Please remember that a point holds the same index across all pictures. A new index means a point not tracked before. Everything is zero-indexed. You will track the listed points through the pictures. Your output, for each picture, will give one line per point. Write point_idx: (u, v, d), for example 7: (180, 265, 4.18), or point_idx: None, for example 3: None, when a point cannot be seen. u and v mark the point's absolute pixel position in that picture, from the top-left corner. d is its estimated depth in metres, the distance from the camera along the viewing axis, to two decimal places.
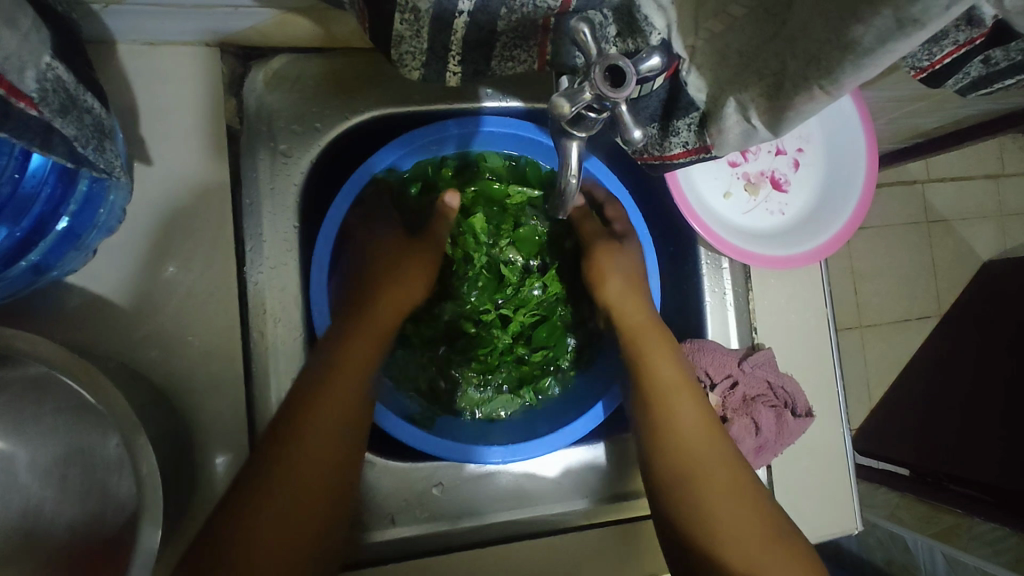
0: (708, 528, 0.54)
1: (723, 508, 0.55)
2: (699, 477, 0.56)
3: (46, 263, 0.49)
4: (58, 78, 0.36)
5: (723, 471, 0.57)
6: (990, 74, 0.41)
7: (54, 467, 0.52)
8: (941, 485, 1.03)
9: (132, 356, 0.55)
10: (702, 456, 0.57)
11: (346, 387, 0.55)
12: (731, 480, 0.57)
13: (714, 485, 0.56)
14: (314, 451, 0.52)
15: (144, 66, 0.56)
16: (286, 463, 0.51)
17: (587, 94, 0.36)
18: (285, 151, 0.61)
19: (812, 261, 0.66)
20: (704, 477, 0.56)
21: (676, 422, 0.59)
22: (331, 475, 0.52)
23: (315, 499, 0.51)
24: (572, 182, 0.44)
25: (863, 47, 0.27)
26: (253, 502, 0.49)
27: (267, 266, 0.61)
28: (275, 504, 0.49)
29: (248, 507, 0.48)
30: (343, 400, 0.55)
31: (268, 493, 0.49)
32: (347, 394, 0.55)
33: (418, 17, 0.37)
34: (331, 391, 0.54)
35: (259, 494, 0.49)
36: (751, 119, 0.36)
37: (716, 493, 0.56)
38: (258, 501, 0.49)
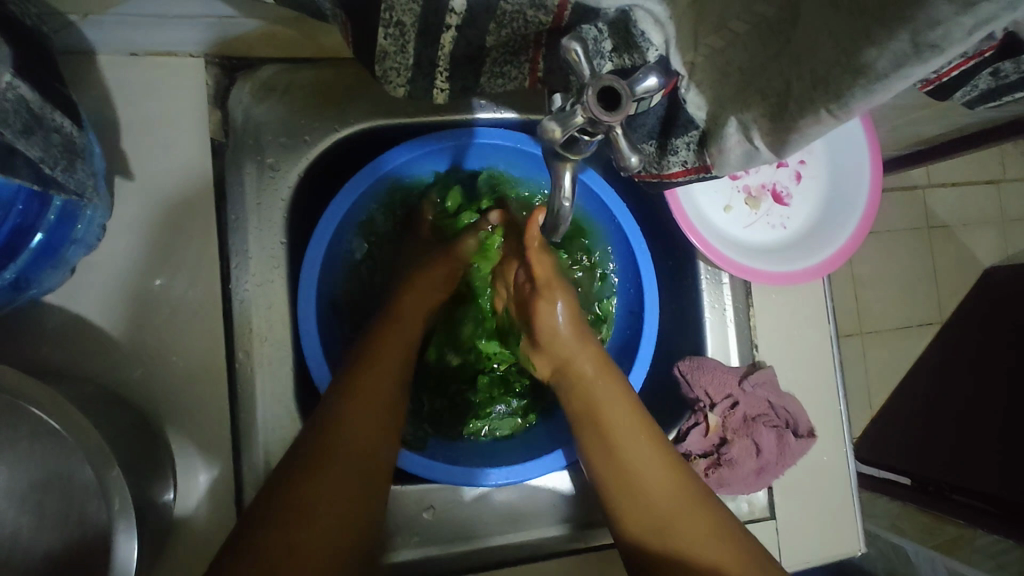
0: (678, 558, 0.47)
1: (687, 530, 0.48)
2: (657, 503, 0.49)
3: (25, 278, 0.47)
4: (22, 97, 0.34)
5: (683, 493, 0.50)
6: (1000, 86, 0.40)
7: (29, 494, 0.50)
8: (943, 495, 0.99)
9: (111, 378, 0.53)
10: (656, 479, 0.50)
11: (373, 402, 0.52)
12: (692, 503, 0.49)
13: (675, 509, 0.49)
14: (347, 458, 0.49)
15: (125, 78, 0.54)
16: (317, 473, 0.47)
17: (581, 117, 0.34)
18: (272, 164, 0.59)
19: (815, 276, 0.64)
20: (663, 504, 0.49)
21: (625, 450, 0.51)
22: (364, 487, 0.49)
23: (346, 509, 0.47)
24: (566, 205, 0.43)
25: (876, 73, 0.26)
26: (282, 517, 0.44)
27: (253, 283, 0.59)
28: (309, 517, 0.45)
29: (272, 520, 0.44)
30: (373, 416, 0.51)
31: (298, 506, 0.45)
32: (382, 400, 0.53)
33: (403, 32, 0.36)
34: (359, 404, 0.51)
35: (285, 506, 0.45)
36: (753, 140, 0.34)
37: (678, 516, 0.49)
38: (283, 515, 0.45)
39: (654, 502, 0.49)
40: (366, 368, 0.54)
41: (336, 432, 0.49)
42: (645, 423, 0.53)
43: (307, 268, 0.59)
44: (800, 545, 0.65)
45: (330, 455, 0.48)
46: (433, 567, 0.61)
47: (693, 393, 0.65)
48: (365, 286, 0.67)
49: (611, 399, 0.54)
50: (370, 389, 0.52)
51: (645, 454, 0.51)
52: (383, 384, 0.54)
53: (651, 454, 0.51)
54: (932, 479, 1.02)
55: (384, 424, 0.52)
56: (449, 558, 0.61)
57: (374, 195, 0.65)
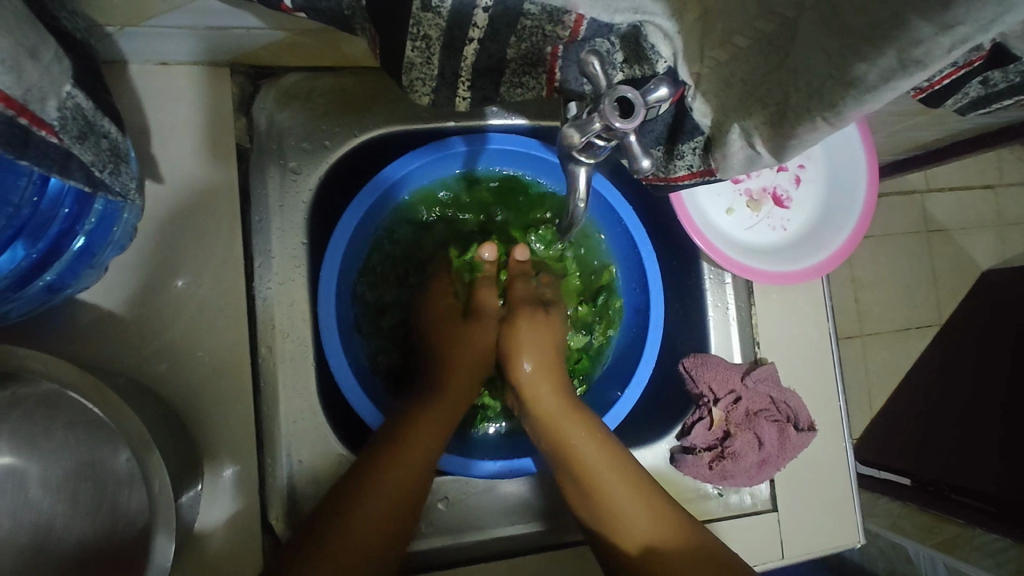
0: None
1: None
2: (636, 531, 0.54)
3: (60, 281, 0.50)
4: (78, 105, 0.37)
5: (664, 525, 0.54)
6: (991, 94, 0.43)
7: (64, 483, 0.53)
8: (942, 495, 1.01)
9: (142, 372, 0.56)
10: (633, 510, 0.55)
11: (420, 436, 0.58)
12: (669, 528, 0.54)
13: (650, 539, 0.53)
14: (387, 484, 0.54)
15: (155, 85, 0.57)
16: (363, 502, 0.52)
17: (598, 125, 0.37)
18: (294, 168, 0.62)
19: (814, 275, 0.67)
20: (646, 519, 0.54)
21: (598, 477, 0.56)
22: (393, 516, 0.53)
23: (383, 536, 0.52)
24: (580, 206, 0.46)
25: (867, 85, 0.29)
26: (336, 534, 0.50)
27: (276, 282, 0.62)
28: (356, 532, 0.51)
29: (336, 520, 0.51)
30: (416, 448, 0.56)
31: (352, 525, 0.51)
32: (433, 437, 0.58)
33: (429, 44, 0.38)
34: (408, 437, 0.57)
35: (340, 525, 0.51)
36: (755, 145, 0.37)
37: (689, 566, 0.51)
38: (337, 532, 0.50)
39: (631, 528, 0.54)
40: (425, 410, 0.60)
41: (382, 466, 0.54)
42: (610, 450, 0.57)
43: (327, 268, 0.61)
44: (801, 536, 0.67)
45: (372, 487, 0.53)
46: (447, 556, 0.63)
47: (696, 389, 0.68)
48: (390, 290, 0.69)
49: (580, 437, 0.58)
50: (426, 431, 0.58)
51: (618, 481, 0.56)
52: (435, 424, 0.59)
53: (624, 477, 0.56)
54: (932, 479, 1.03)
55: (434, 442, 0.58)
56: (463, 547, 0.64)
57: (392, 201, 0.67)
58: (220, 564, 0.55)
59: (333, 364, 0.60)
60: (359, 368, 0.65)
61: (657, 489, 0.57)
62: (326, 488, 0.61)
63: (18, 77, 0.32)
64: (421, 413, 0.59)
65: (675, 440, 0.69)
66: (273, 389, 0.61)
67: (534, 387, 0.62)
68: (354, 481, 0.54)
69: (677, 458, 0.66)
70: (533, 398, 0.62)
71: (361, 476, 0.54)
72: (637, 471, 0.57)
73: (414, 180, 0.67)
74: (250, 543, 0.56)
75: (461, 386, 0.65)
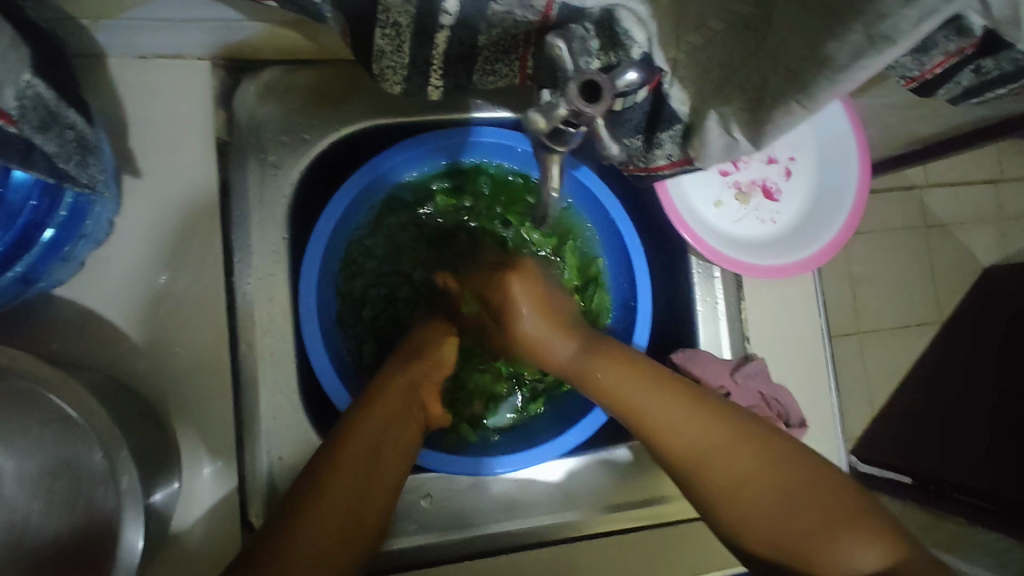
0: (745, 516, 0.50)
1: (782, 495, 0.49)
2: (706, 462, 0.51)
3: (34, 273, 0.49)
4: (39, 94, 0.36)
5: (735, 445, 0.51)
6: (981, 83, 0.42)
7: (40, 481, 0.52)
8: (944, 494, 0.96)
9: (119, 369, 0.55)
10: (694, 444, 0.51)
11: (366, 429, 0.53)
12: (742, 445, 0.51)
13: (725, 464, 0.50)
14: (340, 484, 0.50)
15: (131, 78, 0.56)
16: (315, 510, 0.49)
17: (564, 109, 0.36)
18: (275, 162, 0.62)
19: (804, 270, 0.66)
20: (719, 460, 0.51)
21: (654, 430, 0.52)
22: (359, 519, 0.50)
23: (342, 536, 0.49)
24: (554, 194, 0.45)
25: (837, 64, 0.28)
26: (288, 549, 0.46)
27: (255, 277, 0.61)
28: (305, 552, 0.47)
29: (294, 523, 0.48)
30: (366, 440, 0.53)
31: (296, 545, 0.47)
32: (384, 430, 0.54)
33: (399, 32, 0.38)
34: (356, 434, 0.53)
35: (284, 549, 0.46)
36: (732, 132, 0.36)
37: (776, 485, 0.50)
38: (290, 548, 0.46)
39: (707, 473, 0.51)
40: (377, 401, 0.56)
41: (328, 472, 0.51)
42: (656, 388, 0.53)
43: (308, 264, 0.60)
44: None
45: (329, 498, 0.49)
46: (431, 554, 0.63)
47: None
48: (377, 284, 0.68)
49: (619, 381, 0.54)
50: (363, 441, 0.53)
51: (675, 417, 0.52)
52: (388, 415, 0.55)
53: (683, 418, 0.52)
54: (932, 479, 1.00)
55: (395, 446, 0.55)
56: (447, 545, 0.63)
57: (374, 194, 0.66)
58: (199, 562, 0.55)
59: (315, 361, 0.59)
60: (341, 365, 0.64)
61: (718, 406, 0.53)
62: None
63: None
64: (352, 426, 0.53)
65: None
66: (253, 386, 0.60)
67: (540, 340, 0.58)
68: (308, 484, 0.50)
69: None
70: (543, 354, 0.58)
71: (313, 485, 0.50)
72: (691, 400, 0.52)
73: (398, 174, 0.66)
74: (229, 542, 0.55)
75: (399, 392, 0.58)
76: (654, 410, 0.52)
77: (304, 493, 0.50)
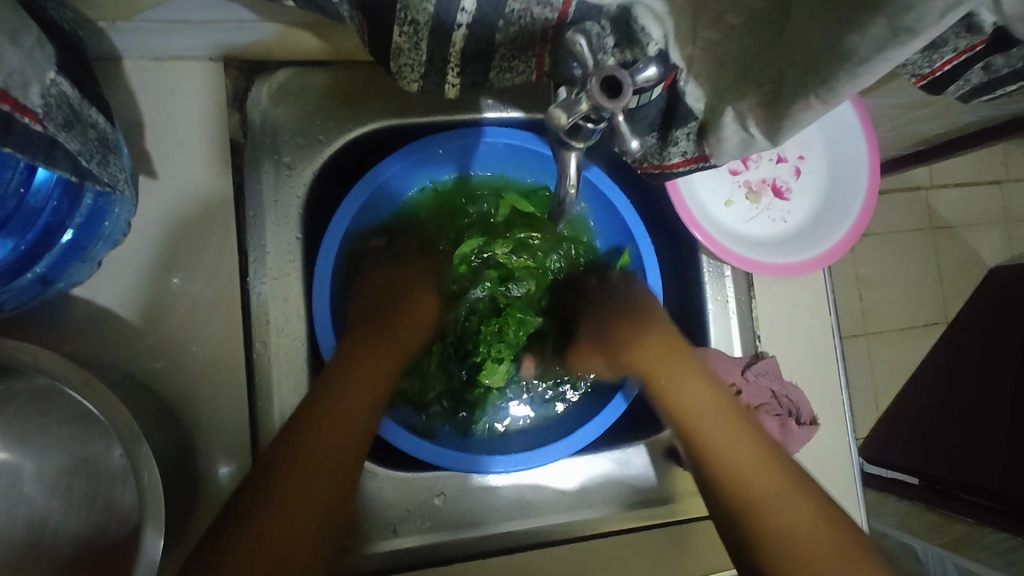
0: (804, 570, 0.47)
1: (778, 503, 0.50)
2: (716, 443, 0.54)
3: (53, 274, 0.50)
4: (62, 93, 0.37)
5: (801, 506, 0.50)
6: (991, 81, 0.43)
7: (58, 480, 0.53)
8: (952, 494, 0.99)
9: (135, 368, 0.55)
10: (764, 486, 0.51)
11: (360, 373, 0.55)
12: (812, 508, 0.50)
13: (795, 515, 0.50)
14: (327, 429, 0.50)
15: (148, 79, 0.56)
16: (300, 451, 0.49)
17: (585, 105, 0.37)
18: (289, 163, 0.62)
19: (816, 267, 0.66)
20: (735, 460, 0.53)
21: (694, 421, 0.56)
22: (337, 466, 0.50)
23: (324, 485, 0.49)
24: (572, 192, 0.45)
25: (859, 58, 0.28)
26: (267, 498, 0.46)
27: (270, 277, 0.61)
28: (281, 502, 0.46)
29: (271, 474, 0.48)
30: (361, 386, 0.54)
31: (275, 495, 0.47)
32: (363, 373, 0.55)
33: (417, 30, 0.38)
34: (344, 376, 0.54)
35: (262, 499, 0.46)
36: (748, 129, 0.37)
37: (771, 500, 0.51)
38: (256, 511, 0.45)
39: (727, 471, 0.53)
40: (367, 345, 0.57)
41: (316, 417, 0.51)
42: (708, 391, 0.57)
43: (320, 263, 0.61)
44: None
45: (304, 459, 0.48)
46: (442, 553, 0.63)
47: None
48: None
49: (680, 373, 0.59)
50: (344, 407, 0.52)
51: (748, 465, 0.53)
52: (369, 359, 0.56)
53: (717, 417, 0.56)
54: (940, 478, 1.02)
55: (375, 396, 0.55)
56: (458, 543, 0.63)
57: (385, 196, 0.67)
58: None
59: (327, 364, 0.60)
60: None
61: (792, 465, 0.53)
62: None
63: None
64: (336, 389, 0.52)
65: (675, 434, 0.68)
66: (267, 386, 0.61)
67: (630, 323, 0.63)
68: (294, 428, 0.50)
69: None
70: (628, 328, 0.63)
71: (297, 428, 0.50)
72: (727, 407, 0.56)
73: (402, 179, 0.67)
74: None
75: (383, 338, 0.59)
76: (687, 397, 0.57)
77: (287, 438, 0.50)
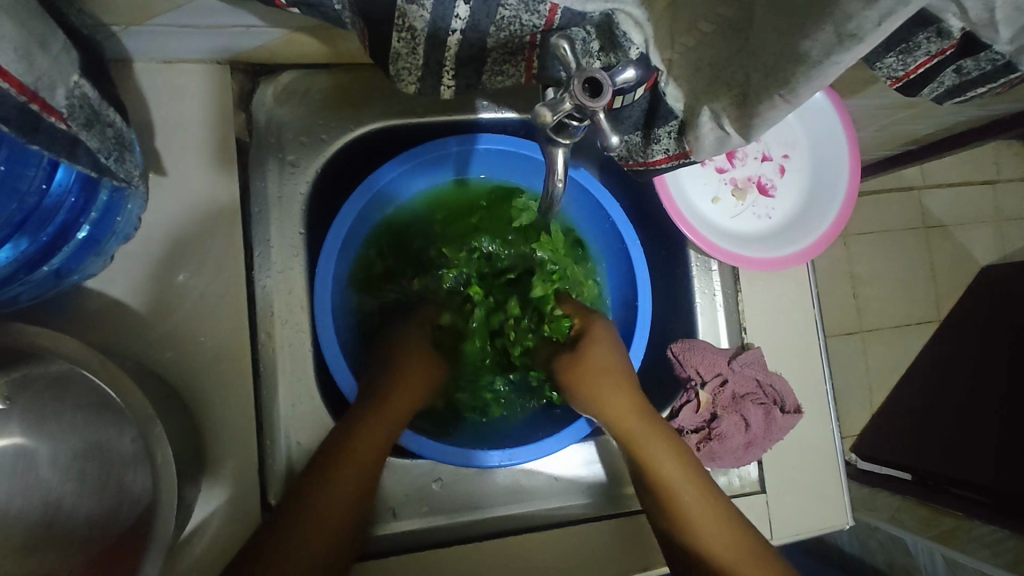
0: None
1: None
2: (694, 519, 0.55)
3: (67, 267, 0.53)
4: (85, 95, 0.40)
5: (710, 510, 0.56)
6: (963, 82, 0.45)
7: (73, 464, 0.55)
8: (942, 488, 1.00)
9: (146, 358, 0.58)
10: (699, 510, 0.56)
11: (382, 416, 0.57)
12: (745, 541, 0.55)
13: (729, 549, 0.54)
14: (347, 469, 0.54)
15: (159, 81, 0.59)
16: (323, 495, 0.52)
17: (568, 104, 0.40)
18: (292, 161, 0.66)
19: (798, 262, 0.69)
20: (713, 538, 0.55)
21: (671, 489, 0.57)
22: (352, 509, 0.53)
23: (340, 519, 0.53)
24: (559, 186, 0.48)
25: (813, 60, 0.31)
26: (286, 539, 0.50)
27: (275, 271, 0.64)
28: (292, 547, 0.49)
29: (298, 511, 0.51)
30: (380, 428, 0.56)
31: (295, 534, 0.50)
32: (381, 418, 0.57)
33: (414, 35, 0.40)
34: (368, 421, 0.56)
35: (284, 540, 0.50)
36: (723, 126, 0.39)
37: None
38: (279, 543, 0.49)
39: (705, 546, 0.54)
40: (393, 387, 0.59)
41: (340, 463, 0.54)
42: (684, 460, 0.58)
43: (324, 258, 0.64)
44: (782, 519, 0.69)
45: (327, 494, 0.52)
46: (440, 535, 0.65)
47: (684, 373, 0.70)
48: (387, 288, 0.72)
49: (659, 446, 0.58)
50: (367, 445, 0.55)
51: (684, 482, 0.57)
52: (388, 404, 0.58)
53: (697, 493, 0.57)
54: (932, 474, 1.03)
55: (390, 437, 0.57)
56: (454, 526, 0.66)
57: (383, 202, 0.70)
58: (219, 542, 0.57)
59: (328, 355, 0.62)
60: (354, 361, 0.68)
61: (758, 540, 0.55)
62: None
63: (30, 65, 0.34)
64: (361, 429, 0.56)
65: (665, 423, 0.71)
66: (272, 375, 0.63)
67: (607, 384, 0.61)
68: (315, 473, 0.54)
69: None
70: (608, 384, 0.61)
71: (322, 472, 0.53)
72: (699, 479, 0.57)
73: (400, 185, 0.70)
74: (248, 525, 0.58)
75: (404, 383, 0.60)
76: (665, 466, 0.57)
77: (311, 482, 0.53)
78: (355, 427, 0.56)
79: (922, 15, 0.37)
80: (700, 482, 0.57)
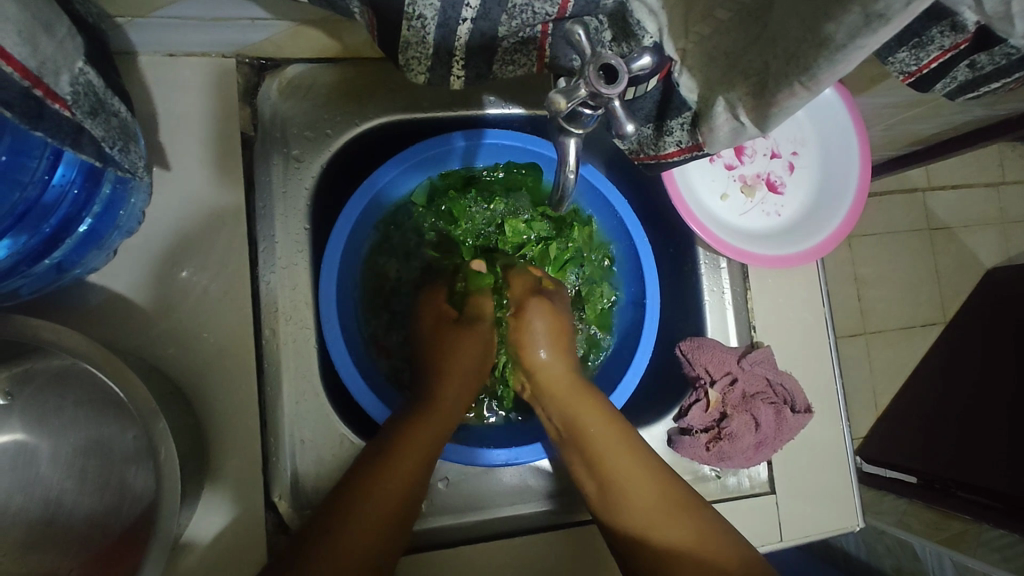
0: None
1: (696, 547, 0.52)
2: (619, 475, 0.56)
3: (68, 261, 0.52)
4: (89, 82, 0.39)
5: (660, 490, 0.55)
6: (977, 77, 0.44)
7: (73, 462, 0.54)
8: (949, 493, 0.98)
9: (148, 354, 0.57)
10: (639, 490, 0.55)
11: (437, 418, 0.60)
12: (683, 515, 0.54)
13: (679, 530, 0.53)
14: (398, 469, 0.55)
15: (164, 73, 0.58)
16: (369, 499, 0.53)
17: (584, 91, 0.39)
18: (297, 155, 0.65)
19: (808, 260, 0.68)
20: (643, 504, 0.54)
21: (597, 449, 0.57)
22: (400, 509, 0.54)
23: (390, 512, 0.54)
24: (570, 177, 0.47)
25: (837, 44, 0.30)
26: (339, 532, 0.51)
27: (279, 267, 0.64)
28: (349, 538, 0.51)
29: (348, 509, 0.52)
30: (430, 429, 0.58)
31: (348, 528, 0.51)
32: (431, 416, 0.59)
33: (424, 25, 0.40)
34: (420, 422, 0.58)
35: (335, 532, 0.51)
36: (739, 117, 0.38)
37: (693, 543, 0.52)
38: (338, 535, 0.51)
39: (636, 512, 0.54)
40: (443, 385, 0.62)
41: (390, 462, 0.55)
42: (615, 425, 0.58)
43: (329, 254, 0.63)
44: (792, 521, 0.68)
45: (364, 503, 0.53)
46: (447, 535, 0.64)
47: (693, 372, 0.69)
48: (395, 289, 0.71)
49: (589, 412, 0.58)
50: (419, 443, 0.57)
51: (610, 443, 0.57)
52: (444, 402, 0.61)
53: (631, 461, 0.56)
54: (938, 478, 1.02)
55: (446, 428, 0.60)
56: (461, 526, 0.65)
57: (380, 206, 0.69)
58: (219, 541, 0.56)
59: (333, 353, 0.61)
60: (358, 358, 0.67)
61: (700, 513, 0.54)
62: (327, 470, 0.63)
63: (34, 49, 0.33)
64: (413, 429, 0.58)
65: (672, 423, 0.70)
66: (276, 373, 0.62)
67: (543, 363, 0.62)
68: (363, 471, 0.55)
69: (675, 440, 0.67)
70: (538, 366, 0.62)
71: (371, 470, 0.55)
72: (634, 445, 0.57)
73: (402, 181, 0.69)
74: (250, 523, 0.57)
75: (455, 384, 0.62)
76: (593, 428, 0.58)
77: (358, 481, 0.54)
78: (405, 429, 0.58)
79: (935, 7, 0.37)
80: (636, 454, 0.57)
